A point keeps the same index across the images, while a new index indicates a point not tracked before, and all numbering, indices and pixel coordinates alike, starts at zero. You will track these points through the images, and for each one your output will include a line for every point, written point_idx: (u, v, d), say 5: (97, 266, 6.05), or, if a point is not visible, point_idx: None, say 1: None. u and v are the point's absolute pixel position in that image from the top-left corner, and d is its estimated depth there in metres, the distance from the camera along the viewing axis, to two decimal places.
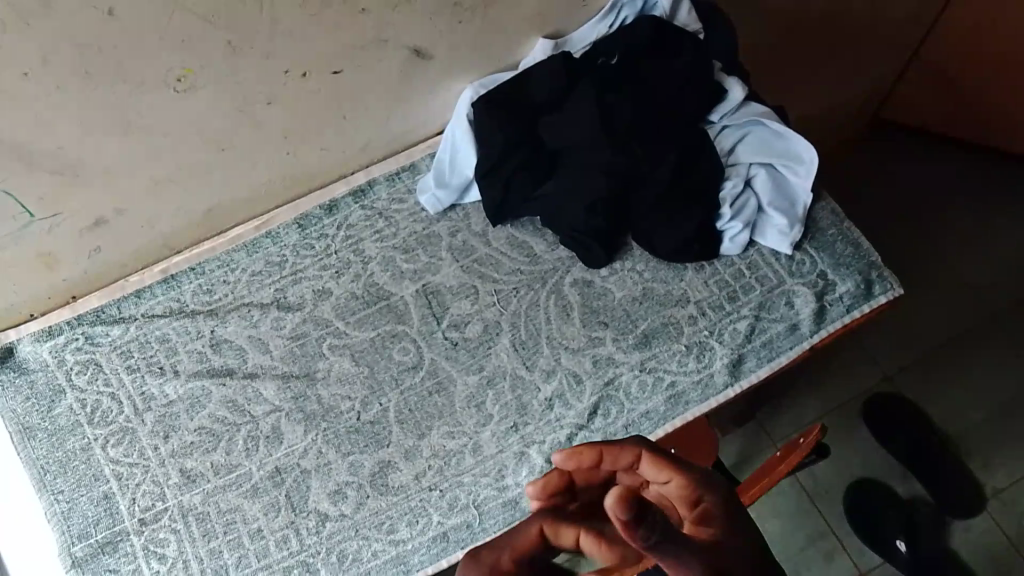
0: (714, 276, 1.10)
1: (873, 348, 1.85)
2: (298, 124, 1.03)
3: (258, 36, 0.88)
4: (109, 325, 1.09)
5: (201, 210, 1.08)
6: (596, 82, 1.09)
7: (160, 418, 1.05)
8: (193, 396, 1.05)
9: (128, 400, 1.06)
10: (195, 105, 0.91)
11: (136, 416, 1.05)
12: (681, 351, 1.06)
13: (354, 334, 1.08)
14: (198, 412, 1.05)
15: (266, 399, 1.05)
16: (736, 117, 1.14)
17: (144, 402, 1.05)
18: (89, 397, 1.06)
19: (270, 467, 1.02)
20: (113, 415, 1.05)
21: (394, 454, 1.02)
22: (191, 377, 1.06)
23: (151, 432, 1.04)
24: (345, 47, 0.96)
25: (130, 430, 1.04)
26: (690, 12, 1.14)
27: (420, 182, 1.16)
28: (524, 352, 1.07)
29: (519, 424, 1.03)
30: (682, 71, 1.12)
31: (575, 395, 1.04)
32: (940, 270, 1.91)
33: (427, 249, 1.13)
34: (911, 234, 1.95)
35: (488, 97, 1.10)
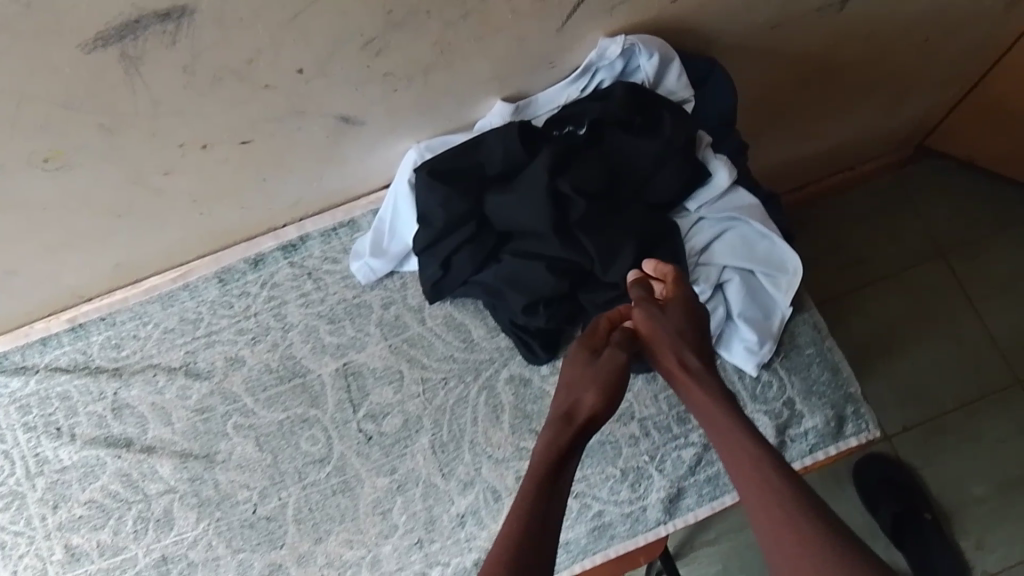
0: (666, 390, 0.98)
1: (874, 401, 1.62)
2: (205, 190, 0.91)
3: (137, 117, 0.76)
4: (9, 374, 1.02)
5: (109, 265, 0.99)
6: (555, 158, 0.90)
7: (51, 485, 0.98)
8: (87, 465, 0.99)
9: (20, 461, 0.99)
10: (72, 180, 0.81)
11: (28, 480, 0.99)
12: (614, 477, 0.95)
13: (262, 415, 0.99)
14: (90, 484, 0.98)
15: (161, 477, 0.98)
16: (714, 208, 0.98)
17: (36, 466, 0.99)
18: None
19: (156, 555, 0.96)
20: (4, 476, 0.99)
21: (287, 557, 0.95)
22: (86, 444, 0.99)
23: (41, 500, 0.98)
24: (252, 119, 0.83)
25: (19, 495, 0.98)
26: (679, 78, 0.96)
27: (356, 244, 1.03)
28: (443, 456, 0.97)
29: (423, 537, 0.95)
30: (658, 150, 0.93)
31: (491, 514, 0.95)
32: (963, 321, 1.64)
33: (357, 323, 1.02)
34: (942, 279, 1.66)
35: (433, 165, 0.94)
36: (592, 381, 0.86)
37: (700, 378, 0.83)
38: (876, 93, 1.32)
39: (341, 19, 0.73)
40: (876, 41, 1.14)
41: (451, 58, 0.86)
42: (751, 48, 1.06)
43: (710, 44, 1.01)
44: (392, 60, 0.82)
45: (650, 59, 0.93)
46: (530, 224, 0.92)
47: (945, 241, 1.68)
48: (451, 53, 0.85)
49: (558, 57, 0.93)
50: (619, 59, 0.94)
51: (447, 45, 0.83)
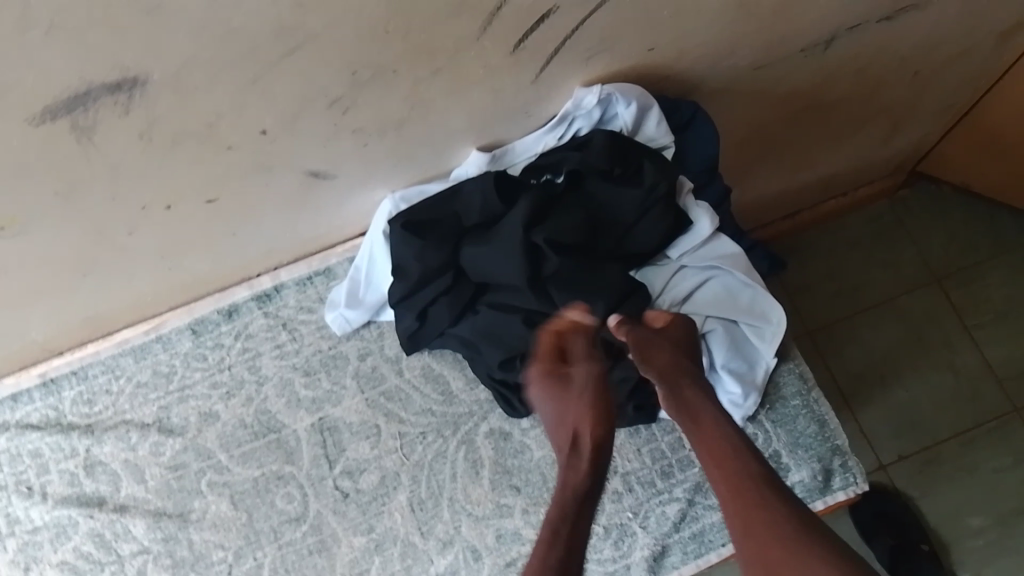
0: (650, 444, 0.96)
1: (869, 430, 1.52)
2: (172, 244, 0.90)
3: (96, 181, 0.74)
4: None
5: (76, 318, 0.99)
6: (530, 210, 0.88)
7: (23, 546, 0.97)
8: (58, 524, 0.97)
9: None
10: (34, 245, 0.79)
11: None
12: (597, 534, 0.93)
13: (237, 472, 0.97)
14: (62, 545, 0.96)
15: (134, 537, 0.96)
16: (696, 253, 0.95)
17: (8, 525, 0.97)
18: None
19: None
20: None
21: None
22: (58, 503, 0.97)
23: (12, 561, 0.96)
24: (217, 175, 0.82)
25: None
26: (658, 126, 0.94)
27: (332, 293, 1.02)
28: (421, 514, 0.95)
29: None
30: (636, 199, 0.90)
31: (471, 574, 0.93)
32: (959, 344, 1.56)
33: (334, 376, 1.00)
34: (936, 302, 1.59)
35: (408, 215, 0.92)
36: (589, 411, 0.86)
37: (698, 401, 0.83)
38: (865, 126, 1.29)
39: (304, 82, 0.72)
40: (861, 79, 1.12)
41: (422, 113, 0.84)
42: (733, 91, 1.04)
43: (690, 89, 0.99)
44: (361, 117, 0.81)
45: (628, 107, 0.91)
46: (504, 279, 0.90)
47: (936, 261, 1.61)
48: (422, 108, 0.83)
49: (534, 107, 0.91)
50: (597, 106, 0.91)
51: (418, 100, 0.81)
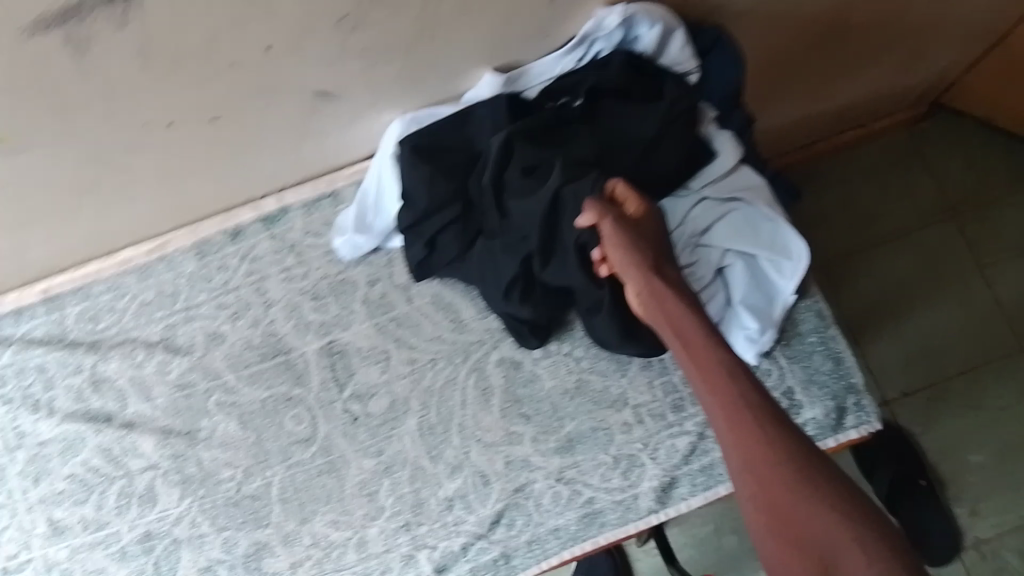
0: (663, 376, 0.95)
1: (874, 362, 1.51)
2: (173, 166, 0.86)
3: (89, 99, 0.70)
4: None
5: (75, 239, 0.94)
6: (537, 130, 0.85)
7: (32, 458, 0.98)
8: (67, 439, 0.97)
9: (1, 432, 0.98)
10: (30, 163, 0.76)
11: (9, 453, 0.98)
12: (606, 464, 0.93)
13: (245, 392, 0.97)
14: (72, 459, 0.97)
15: (143, 453, 0.96)
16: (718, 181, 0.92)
17: (16, 439, 0.98)
18: None
19: (141, 530, 0.95)
20: None
21: (273, 537, 0.94)
22: (66, 418, 0.98)
23: (23, 473, 0.97)
24: (218, 99, 0.77)
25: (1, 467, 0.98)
26: (683, 49, 0.88)
27: (339, 218, 0.98)
28: (430, 438, 0.95)
29: (409, 521, 0.93)
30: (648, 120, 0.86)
31: (480, 498, 0.93)
32: (970, 278, 1.53)
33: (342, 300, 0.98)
34: (954, 235, 1.54)
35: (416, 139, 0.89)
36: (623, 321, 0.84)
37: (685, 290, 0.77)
38: (899, 53, 1.23)
39: None
40: (904, 1, 1.05)
41: (436, 33, 0.78)
42: (768, 10, 0.98)
43: (723, 6, 0.93)
44: (370, 36, 0.75)
45: (651, 28, 0.85)
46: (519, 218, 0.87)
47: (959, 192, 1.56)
48: (437, 29, 0.77)
49: (555, 25, 0.85)
50: (618, 29, 0.85)
51: (432, 19, 0.76)
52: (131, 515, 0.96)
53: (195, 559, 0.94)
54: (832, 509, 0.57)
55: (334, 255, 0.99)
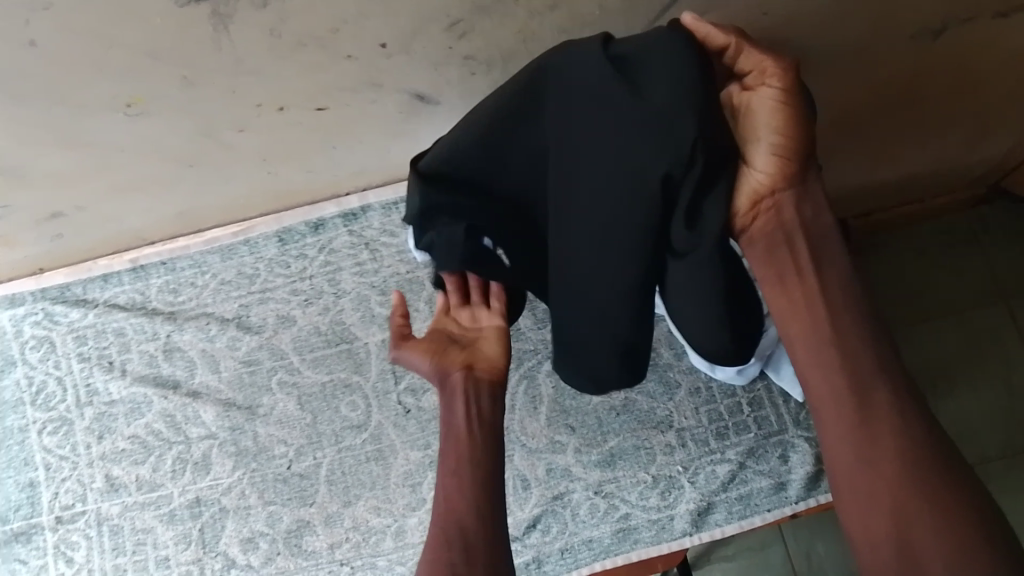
0: (708, 404, 0.97)
1: None
2: (274, 150, 0.93)
3: (218, 72, 0.77)
4: (68, 306, 1.05)
5: (172, 213, 1.01)
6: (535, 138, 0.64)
7: (99, 415, 1.02)
8: (134, 401, 1.02)
9: (72, 388, 1.03)
10: (152, 126, 0.83)
11: (77, 408, 1.02)
12: (645, 482, 0.95)
13: (307, 375, 1.02)
14: (135, 420, 1.01)
15: (203, 422, 1.00)
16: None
17: (86, 395, 1.03)
18: (37, 376, 1.04)
19: (191, 495, 0.98)
20: (55, 401, 1.03)
21: (316, 516, 0.97)
22: (136, 380, 1.03)
23: (87, 429, 1.01)
24: (329, 85, 0.84)
25: (68, 421, 1.02)
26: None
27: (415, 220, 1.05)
28: None
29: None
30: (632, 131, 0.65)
31: (518, 501, 0.95)
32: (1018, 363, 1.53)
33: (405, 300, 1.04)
34: (1003, 319, 1.55)
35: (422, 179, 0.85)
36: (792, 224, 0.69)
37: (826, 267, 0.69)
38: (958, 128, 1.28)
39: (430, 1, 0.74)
40: (964, 77, 1.11)
41: (532, 48, 0.86)
42: (832, 72, 1.05)
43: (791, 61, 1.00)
44: (474, 42, 0.83)
45: None
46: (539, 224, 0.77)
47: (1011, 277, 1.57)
48: (534, 43, 0.85)
49: None
50: None
51: (531, 34, 0.83)
52: (183, 480, 0.99)
53: (239, 529, 0.97)
54: (927, 491, 0.60)
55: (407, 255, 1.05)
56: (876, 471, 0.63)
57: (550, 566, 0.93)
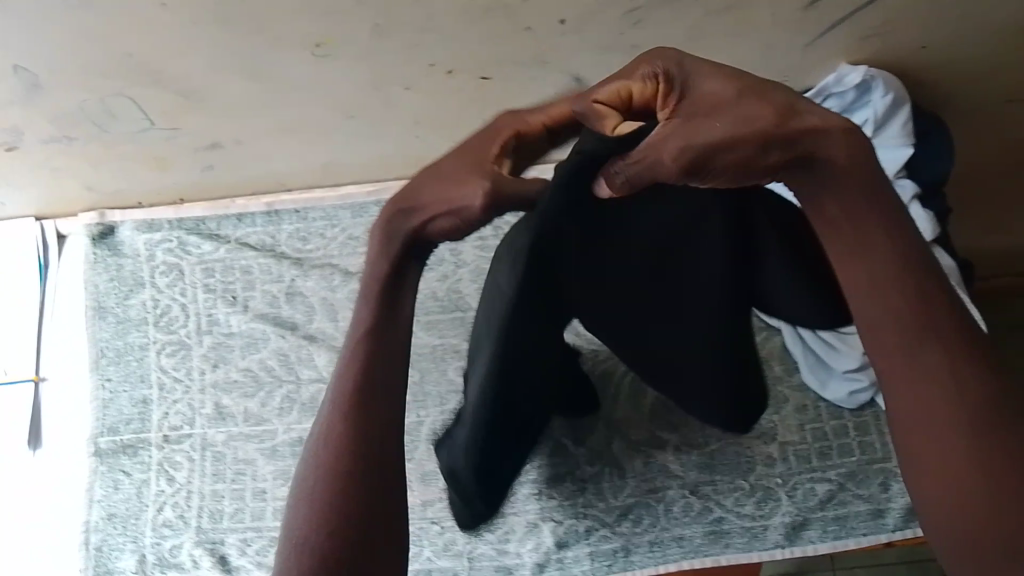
0: (813, 422, 0.97)
1: None
2: (429, 115, 0.97)
3: (407, 22, 0.82)
4: (202, 239, 1.09)
5: (317, 163, 1.05)
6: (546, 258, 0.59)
7: (216, 345, 1.05)
8: (251, 336, 1.05)
9: (193, 316, 1.06)
10: (330, 70, 0.87)
11: (196, 335, 1.05)
12: (742, 490, 0.95)
13: (419, 336, 1.04)
14: (250, 354, 1.04)
15: (315, 365, 1.03)
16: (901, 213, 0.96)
17: (207, 324, 1.06)
18: (163, 299, 1.07)
19: (294, 434, 1.01)
20: (177, 325, 1.06)
21: (412, 471, 0.99)
22: (256, 317, 1.06)
23: (203, 357, 1.04)
24: (500, 54, 0.88)
25: (185, 345, 1.05)
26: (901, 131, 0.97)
27: None
28: (577, 420, 0.99)
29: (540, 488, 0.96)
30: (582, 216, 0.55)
31: (612, 489, 0.96)
32: None
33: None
34: None
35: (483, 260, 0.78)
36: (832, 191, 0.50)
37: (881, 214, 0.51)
38: None
39: None
40: None
41: (695, 47, 0.90)
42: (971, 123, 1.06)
43: (936, 103, 1.02)
44: (646, 33, 0.86)
45: (884, 95, 0.95)
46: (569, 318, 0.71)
47: None
48: (699, 42, 0.88)
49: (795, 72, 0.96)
50: (850, 90, 0.96)
51: (699, 32, 0.87)
52: (288, 418, 1.01)
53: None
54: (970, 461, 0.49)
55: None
56: (935, 455, 0.50)
57: (637, 556, 0.93)
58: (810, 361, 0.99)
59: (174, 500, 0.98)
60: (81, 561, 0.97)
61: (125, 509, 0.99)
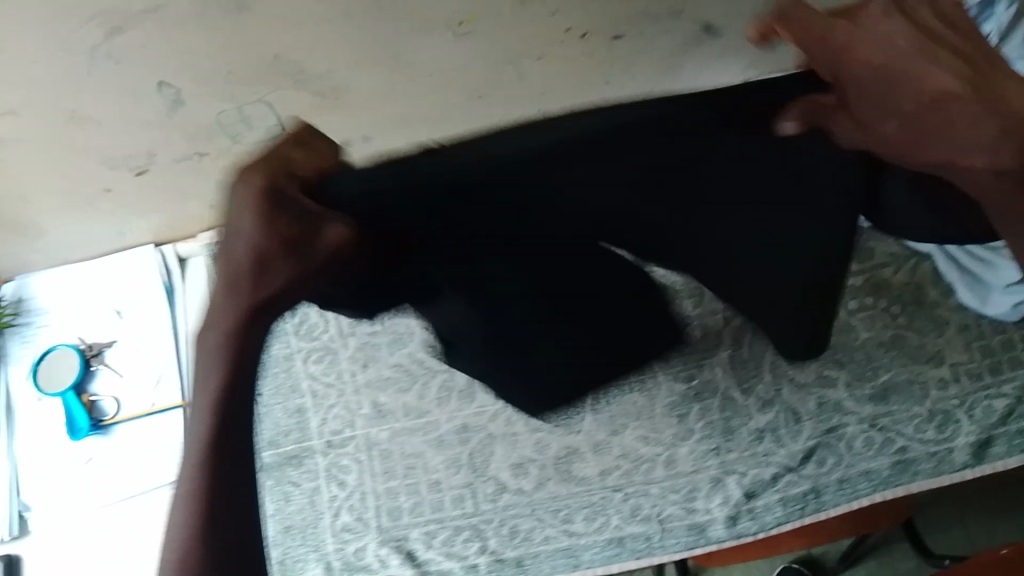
0: (978, 340, 0.97)
1: None
2: (556, 85, 0.96)
3: None
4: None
5: None
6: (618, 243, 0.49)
7: (363, 345, 1.04)
8: (396, 331, 1.04)
9: (334, 320, 1.05)
10: (469, 50, 0.86)
11: (341, 339, 1.05)
12: (920, 417, 0.95)
13: None
14: (399, 349, 1.04)
15: None
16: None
17: (350, 326, 1.05)
18: (299, 307, 1.05)
19: (458, 422, 1.00)
20: (319, 331, 1.05)
21: (583, 443, 0.97)
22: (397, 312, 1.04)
23: (352, 357, 1.04)
24: (635, 12, 0.87)
25: (332, 350, 1.04)
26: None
27: None
28: (742, 371, 0.98)
29: (714, 440, 0.96)
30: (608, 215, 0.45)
31: (790, 434, 0.95)
32: None
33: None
34: None
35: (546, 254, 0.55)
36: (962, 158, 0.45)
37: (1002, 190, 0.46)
38: None
39: None
40: None
41: None
42: None
43: None
44: None
45: None
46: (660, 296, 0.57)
47: None
48: None
49: None
50: None
51: None
52: (447, 407, 1.00)
53: (507, 456, 0.98)
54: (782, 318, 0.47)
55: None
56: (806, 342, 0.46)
57: (829, 495, 0.92)
58: (966, 281, 0.98)
59: (349, 504, 0.97)
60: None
61: (297, 519, 0.97)
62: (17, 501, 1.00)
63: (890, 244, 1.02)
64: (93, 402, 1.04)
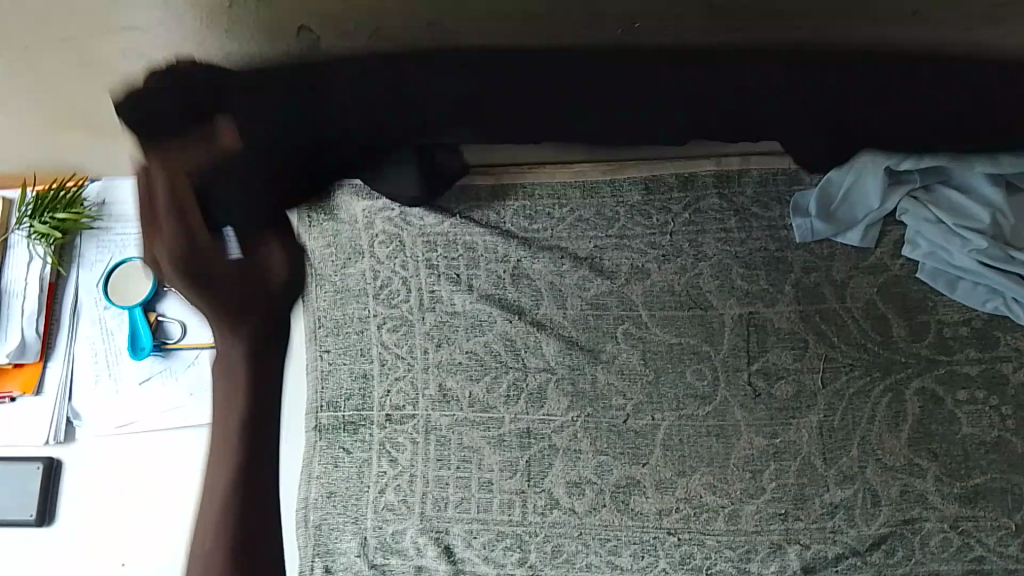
0: None
1: None
2: None
3: None
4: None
5: None
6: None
7: (440, 323, 1.00)
8: (476, 317, 1.00)
9: (415, 291, 1.01)
10: None
11: (418, 312, 1.01)
12: (1006, 529, 0.88)
13: (655, 332, 0.97)
14: (475, 336, 0.99)
15: (542, 355, 0.98)
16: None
17: (429, 301, 1.01)
18: (383, 271, 1.01)
19: (522, 425, 0.96)
20: (398, 299, 1.01)
21: (646, 477, 0.93)
22: (481, 297, 1.00)
23: (426, 335, 1.00)
24: None
25: (407, 321, 1.01)
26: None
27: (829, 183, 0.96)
28: (829, 441, 0.93)
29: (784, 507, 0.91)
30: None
31: (864, 517, 0.90)
32: None
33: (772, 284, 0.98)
34: None
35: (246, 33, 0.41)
36: None
37: None
38: None
39: None
40: None
41: None
42: None
43: None
44: None
45: None
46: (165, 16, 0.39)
47: None
48: None
49: None
50: None
51: None
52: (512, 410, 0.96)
53: (561, 476, 0.94)
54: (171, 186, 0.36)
55: (777, 236, 0.99)
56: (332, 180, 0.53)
57: None
58: None
59: (398, 482, 0.96)
60: (297, 539, 0.97)
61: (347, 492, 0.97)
62: (67, 406, 0.99)
63: (1020, 341, 0.94)
64: (160, 324, 1.00)
